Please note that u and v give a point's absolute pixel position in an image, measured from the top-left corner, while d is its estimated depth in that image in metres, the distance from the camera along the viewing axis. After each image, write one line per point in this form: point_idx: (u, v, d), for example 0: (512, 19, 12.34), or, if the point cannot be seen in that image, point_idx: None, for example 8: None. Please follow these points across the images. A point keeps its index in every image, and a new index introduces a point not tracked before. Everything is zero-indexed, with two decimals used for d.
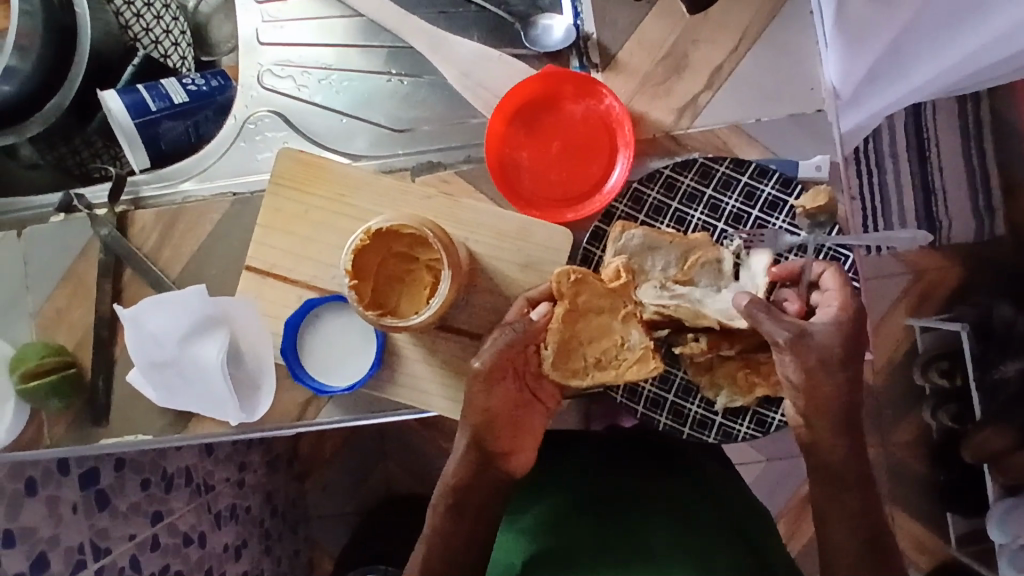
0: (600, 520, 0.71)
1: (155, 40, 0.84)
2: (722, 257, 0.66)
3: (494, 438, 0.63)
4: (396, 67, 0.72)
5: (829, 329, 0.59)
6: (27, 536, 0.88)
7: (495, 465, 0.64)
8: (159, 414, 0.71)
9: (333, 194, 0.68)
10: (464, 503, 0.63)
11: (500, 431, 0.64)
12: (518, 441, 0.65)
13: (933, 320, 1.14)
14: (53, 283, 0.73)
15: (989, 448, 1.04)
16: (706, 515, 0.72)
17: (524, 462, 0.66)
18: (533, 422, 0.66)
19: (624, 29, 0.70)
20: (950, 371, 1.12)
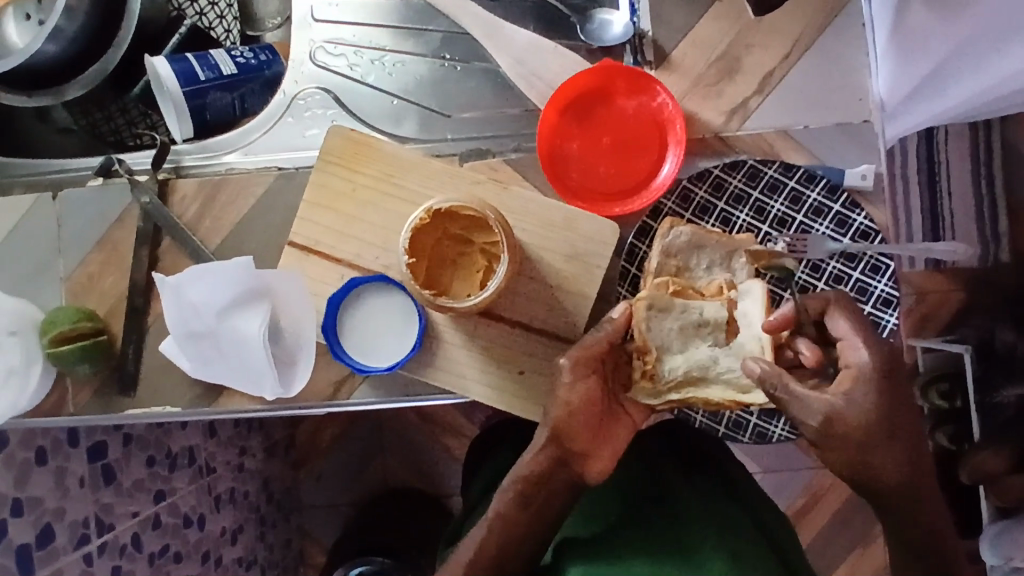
0: (632, 517, 0.71)
1: (200, 11, 0.84)
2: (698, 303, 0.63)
3: (573, 441, 0.62)
4: (449, 53, 0.72)
5: (857, 404, 0.55)
6: (35, 505, 0.86)
7: (570, 466, 0.63)
8: (188, 386, 0.70)
9: (382, 175, 0.68)
10: (532, 496, 0.64)
11: (577, 434, 0.62)
12: (598, 444, 0.64)
13: (939, 340, 1.16)
14: (87, 248, 0.72)
15: (985, 470, 1.08)
16: (737, 511, 0.71)
17: (598, 467, 0.64)
18: (616, 434, 0.64)
19: (679, 29, 0.71)
20: (950, 393, 1.14)
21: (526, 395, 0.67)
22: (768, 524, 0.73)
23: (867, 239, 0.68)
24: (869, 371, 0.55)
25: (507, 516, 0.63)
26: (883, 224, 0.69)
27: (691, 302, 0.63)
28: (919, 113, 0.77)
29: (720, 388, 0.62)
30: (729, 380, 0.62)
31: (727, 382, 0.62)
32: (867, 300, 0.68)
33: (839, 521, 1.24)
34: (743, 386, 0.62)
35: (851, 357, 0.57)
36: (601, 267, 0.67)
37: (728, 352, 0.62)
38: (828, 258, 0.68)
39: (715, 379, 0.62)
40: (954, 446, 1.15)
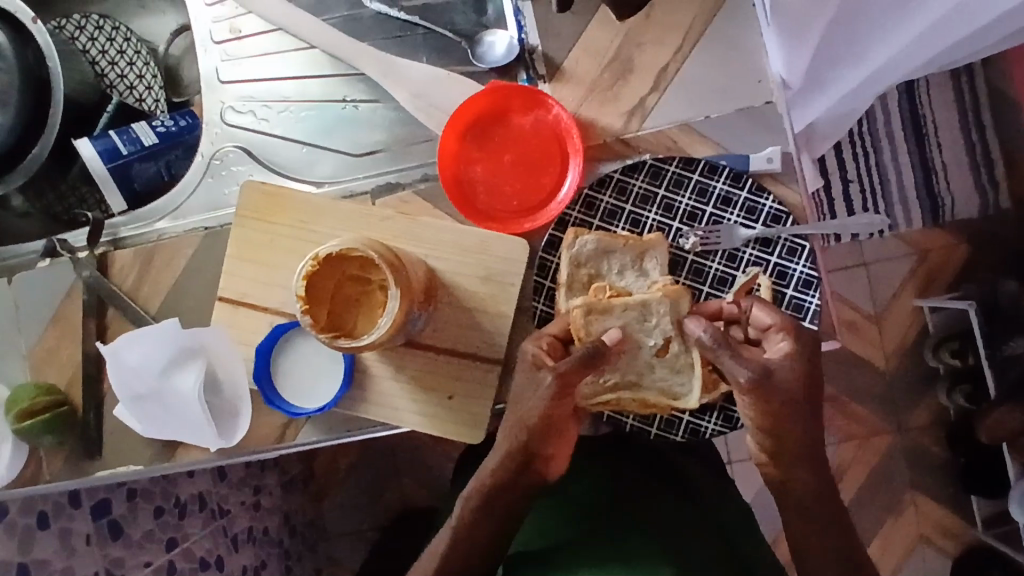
0: (581, 522, 0.72)
1: (130, 86, 0.89)
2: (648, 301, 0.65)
3: (543, 443, 0.63)
4: (352, 93, 0.75)
5: (783, 371, 0.57)
6: (41, 567, 0.93)
7: (537, 469, 0.65)
8: (147, 445, 0.74)
9: (296, 222, 0.70)
10: (492, 506, 0.65)
11: (550, 437, 0.63)
12: (561, 444, 0.65)
13: (938, 299, 1.13)
14: (43, 325, 0.77)
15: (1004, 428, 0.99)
16: (687, 511, 0.72)
17: (556, 467, 0.66)
18: (574, 436, 0.66)
19: (568, 38, 0.71)
20: (961, 350, 1.11)
21: (458, 419, 0.69)
22: (721, 519, 0.73)
23: (778, 222, 0.67)
24: (791, 348, 0.59)
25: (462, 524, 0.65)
26: (797, 206, 0.68)
27: (632, 301, 0.65)
28: (833, 61, 0.71)
29: (654, 392, 0.65)
30: (664, 387, 0.66)
31: (660, 388, 0.66)
32: (788, 284, 0.67)
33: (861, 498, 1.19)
34: (675, 393, 0.65)
35: (778, 338, 0.60)
36: (516, 284, 0.69)
37: (666, 361, 0.66)
38: (743, 245, 0.67)
39: (650, 384, 0.65)
40: (971, 406, 1.11)
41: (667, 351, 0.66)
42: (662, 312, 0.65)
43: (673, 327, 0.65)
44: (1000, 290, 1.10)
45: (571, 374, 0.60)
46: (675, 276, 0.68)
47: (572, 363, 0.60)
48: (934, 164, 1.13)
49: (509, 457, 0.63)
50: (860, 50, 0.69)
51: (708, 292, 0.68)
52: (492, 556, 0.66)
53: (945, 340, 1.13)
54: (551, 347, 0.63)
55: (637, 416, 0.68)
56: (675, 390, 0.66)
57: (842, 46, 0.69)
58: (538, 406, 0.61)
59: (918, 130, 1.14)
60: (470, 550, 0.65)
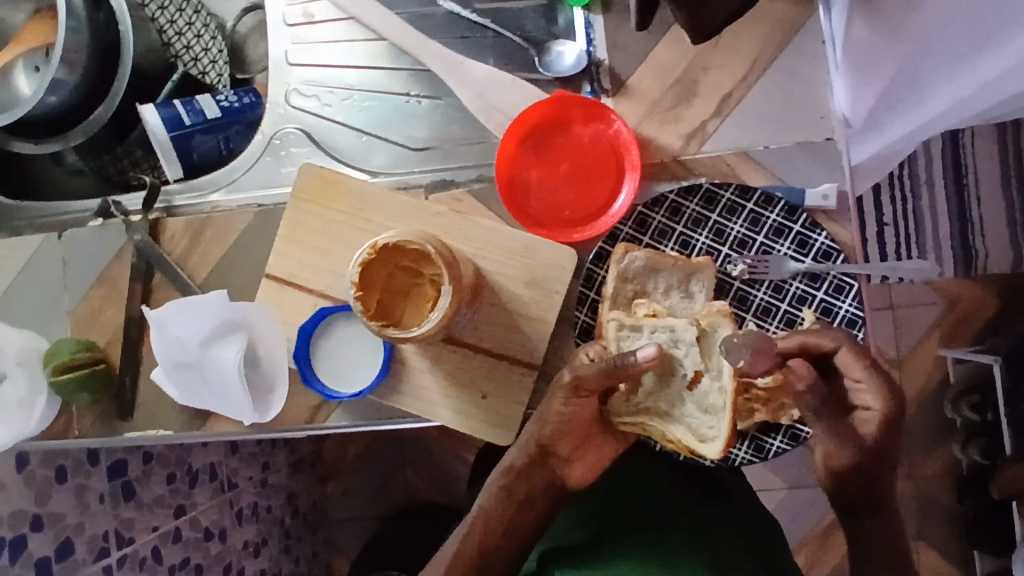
0: (612, 525, 0.73)
1: (195, 57, 0.89)
2: (677, 326, 0.64)
3: (558, 442, 0.65)
4: (416, 89, 0.75)
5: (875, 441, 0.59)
6: (56, 520, 0.93)
7: (552, 466, 0.67)
8: (179, 411, 0.75)
9: (350, 209, 0.71)
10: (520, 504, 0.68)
11: (565, 440, 0.65)
12: (582, 450, 0.67)
13: (965, 352, 1.13)
14: (89, 283, 0.78)
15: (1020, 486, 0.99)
16: (717, 521, 0.72)
17: (581, 470, 0.67)
18: (605, 446, 0.68)
19: (636, 56, 0.72)
20: (981, 405, 1.10)
21: (490, 420, 0.69)
22: (751, 533, 0.73)
23: (829, 259, 0.67)
24: (886, 415, 0.58)
25: (489, 512, 0.67)
26: (847, 243, 0.69)
27: (663, 322, 0.64)
28: (904, 123, 0.67)
29: (682, 430, 0.64)
30: (691, 424, 0.64)
31: (688, 425, 0.64)
32: (832, 321, 0.67)
33: None
34: (701, 434, 0.63)
35: (870, 396, 0.59)
36: (560, 292, 0.69)
37: (697, 395, 0.64)
38: (791, 278, 0.67)
39: (680, 418, 0.64)
40: (987, 461, 1.10)
41: (699, 387, 0.64)
42: (690, 341, 0.64)
43: (704, 358, 0.64)
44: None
45: (589, 380, 0.60)
46: (719, 302, 0.68)
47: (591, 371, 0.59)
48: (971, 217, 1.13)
49: (527, 451, 0.66)
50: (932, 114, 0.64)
51: (751, 320, 0.68)
52: (517, 547, 0.68)
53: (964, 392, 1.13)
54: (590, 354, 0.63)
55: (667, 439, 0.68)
56: (702, 430, 0.64)
57: (909, 103, 0.65)
58: (556, 404, 0.62)
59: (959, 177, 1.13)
60: (498, 540, 0.67)
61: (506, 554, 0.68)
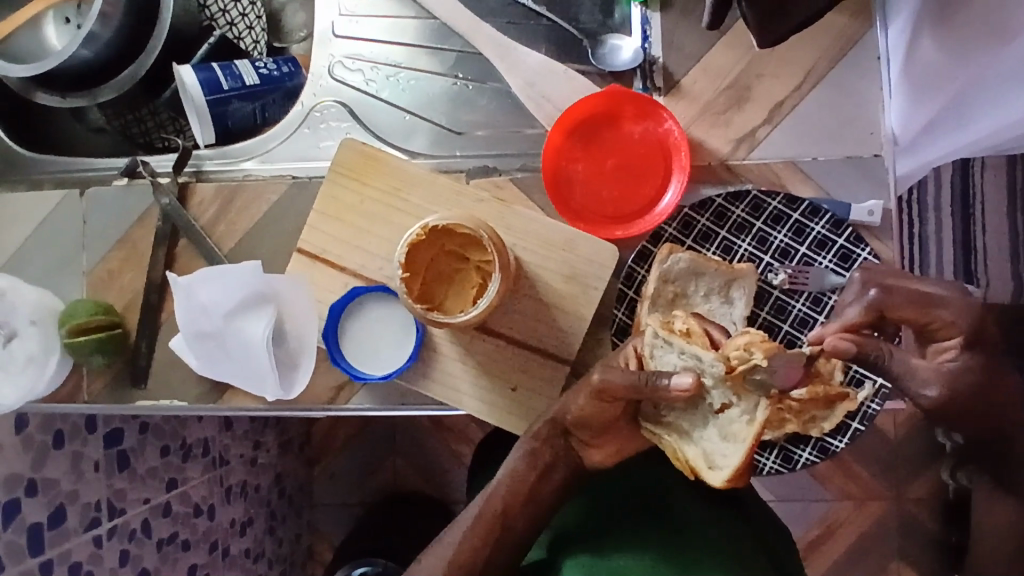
0: (633, 515, 0.69)
1: (231, 22, 0.86)
2: (704, 355, 0.56)
3: (588, 434, 0.64)
4: (463, 71, 0.74)
5: (965, 369, 0.60)
6: (50, 487, 0.90)
7: (573, 445, 0.65)
8: (195, 382, 0.73)
9: (390, 188, 0.70)
10: (537, 493, 0.65)
11: (590, 429, 0.63)
12: (604, 437, 0.65)
13: None
14: (109, 244, 0.76)
15: None
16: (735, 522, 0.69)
17: (598, 455, 0.66)
18: (631, 440, 0.66)
19: (691, 56, 0.71)
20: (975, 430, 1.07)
21: (517, 412, 0.69)
22: (769, 541, 0.70)
23: None
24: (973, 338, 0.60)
25: (514, 475, 0.65)
26: (889, 260, 0.68)
27: (692, 345, 0.57)
28: (947, 149, 0.69)
29: (697, 451, 0.59)
30: (705, 448, 0.58)
31: (705, 449, 0.58)
32: None
33: (854, 558, 1.21)
34: (712, 461, 0.58)
35: (942, 323, 0.60)
36: (598, 288, 0.68)
37: (721, 422, 0.58)
38: (830, 291, 0.67)
39: (699, 441, 0.59)
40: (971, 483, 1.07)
41: (725, 414, 0.57)
42: (718, 375, 0.56)
43: (733, 390, 0.56)
44: None
45: (615, 388, 0.59)
46: (757, 310, 0.68)
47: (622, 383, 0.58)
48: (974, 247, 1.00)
49: (554, 423, 0.64)
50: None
51: (787, 330, 0.68)
52: (526, 520, 0.65)
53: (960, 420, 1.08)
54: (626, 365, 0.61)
55: None
56: (715, 458, 0.58)
57: (955, 129, 0.67)
58: (579, 399, 0.62)
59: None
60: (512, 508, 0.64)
61: (519, 530, 0.65)
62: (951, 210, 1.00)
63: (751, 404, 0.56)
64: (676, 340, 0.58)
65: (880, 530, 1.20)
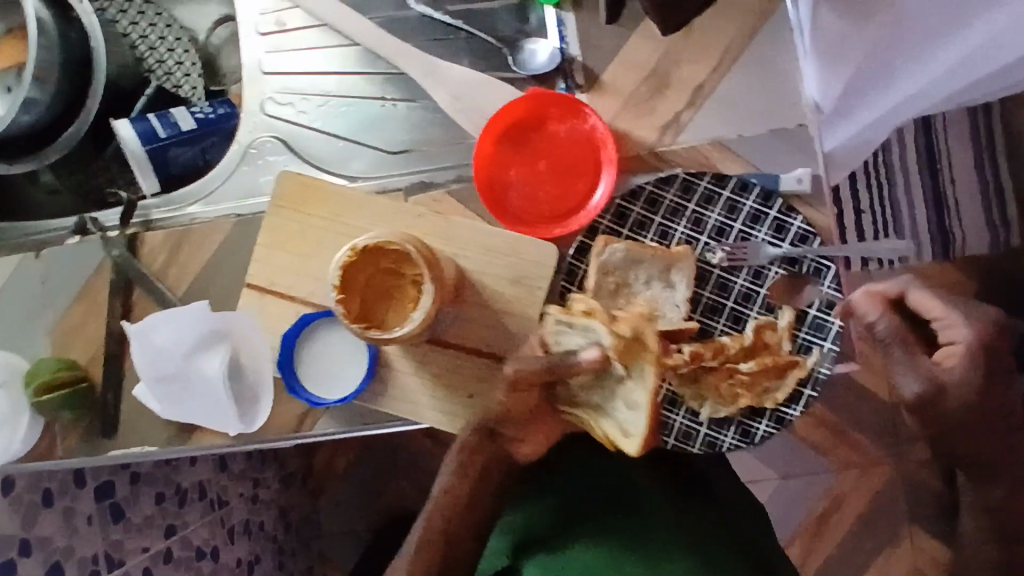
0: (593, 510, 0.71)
1: (168, 72, 0.89)
2: (598, 329, 0.64)
3: (513, 426, 0.65)
4: (390, 92, 0.76)
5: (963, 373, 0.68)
6: (44, 544, 0.92)
7: (505, 443, 0.66)
8: (163, 426, 0.74)
9: (329, 214, 0.71)
10: (477, 503, 0.66)
11: (519, 422, 0.65)
12: (533, 427, 0.66)
13: None
14: (67, 301, 0.77)
15: None
16: (697, 508, 0.71)
17: (530, 449, 0.66)
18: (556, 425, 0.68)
19: (608, 51, 0.72)
20: None
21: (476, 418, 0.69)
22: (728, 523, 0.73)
23: (805, 242, 0.68)
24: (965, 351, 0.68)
25: (451, 492, 0.65)
26: (823, 227, 0.70)
27: (590, 322, 0.64)
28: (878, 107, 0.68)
29: (612, 425, 0.66)
30: (619, 421, 0.66)
31: (620, 421, 0.66)
32: (812, 304, 0.68)
33: (862, 525, 1.20)
34: (625, 430, 0.65)
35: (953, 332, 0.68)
36: (542, 288, 0.69)
37: (625, 391, 0.66)
38: (770, 263, 0.68)
39: (614, 415, 0.66)
40: None
41: (626, 387, 0.66)
42: (608, 347, 0.64)
43: (629, 360, 0.65)
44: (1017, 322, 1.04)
45: (524, 377, 0.63)
46: (700, 290, 0.69)
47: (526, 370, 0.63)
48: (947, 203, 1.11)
49: (478, 426, 0.65)
50: (949, 62, 0.61)
51: (732, 307, 0.69)
52: (468, 532, 0.65)
53: None
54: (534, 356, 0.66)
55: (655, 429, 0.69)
56: (628, 428, 0.65)
57: (876, 85, 0.66)
58: (499, 394, 0.64)
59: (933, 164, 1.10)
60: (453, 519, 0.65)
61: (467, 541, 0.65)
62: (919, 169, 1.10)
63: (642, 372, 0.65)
64: (581, 320, 0.64)
65: (884, 495, 1.20)
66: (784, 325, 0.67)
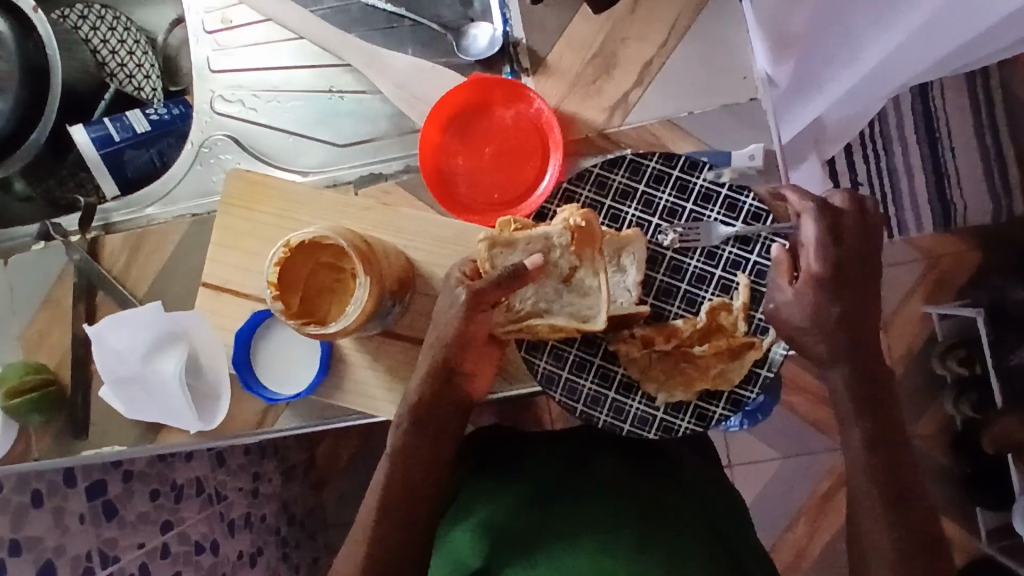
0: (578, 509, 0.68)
1: (129, 75, 0.92)
2: (551, 232, 0.64)
3: (464, 357, 0.63)
4: (337, 84, 0.75)
5: (804, 303, 0.58)
6: (34, 544, 0.94)
7: (460, 386, 0.64)
8: (131, 426, 0.76)
9: (278, 211, 0.71)
10: (434, 462, 0.63)
11: (467, 351, 0.63)
12: (482, 363, 0.65)
13: (948, 307, 1.10)
14: (34, 308, 0.78)
15: (1011, 437, 0.98)
16: (677, 502, 0.70)
17: (481, 387, 0.66)
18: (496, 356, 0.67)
19: (553, 31, 0.71)
20: (968, 358, 1.08)
21: None
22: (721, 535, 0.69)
23: (759, 220, 0.66)
24: (824, 272, 0.57)
25: (409, 447, 0.63)
26: None
27: (535, 233, 0.63)
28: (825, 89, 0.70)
29: (563, 317, 0.65)
30: (572, 310, 0.65)
31: (570, 312, 0.65)
32: (767, 283, 0.66)
33: None
34: (584, 315, 0.65)
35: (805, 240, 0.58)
36: None
37: (581, 282, 0.65)
38: (723, 244, 0.66)
39: (559, 310, 0.64)
40: (978, 415, 1.08)
41: (574, 281, 0.66)
42: (565, 244, 0.64)
43: (576, 255, 0.65)
44: (1008, 296, 1.07)
45: (489, 292, 0.60)
46: (652, 273, 0.67)
47: (489, 282, 0.60)
48: (946, 170, 1.10)
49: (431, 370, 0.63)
50: (904, 37, 0.62)
51: (686, 289, 0.67)
52: (427, 494, 0.62)
53: (951, 347, 1.11)
54: (468, 277, 0.63)
55: (610, 414, 0.68)
56: (584, 313, 0.65)
57: (842, 59, 0.67)
58: (455, 320, 0.61)
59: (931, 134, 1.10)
60: (405, 482, 0.62)
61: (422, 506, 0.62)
62: (918, 137, 1.10)
63: (595, 268, 0.65)
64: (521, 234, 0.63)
65: None
66: (738, 305, 0.65)
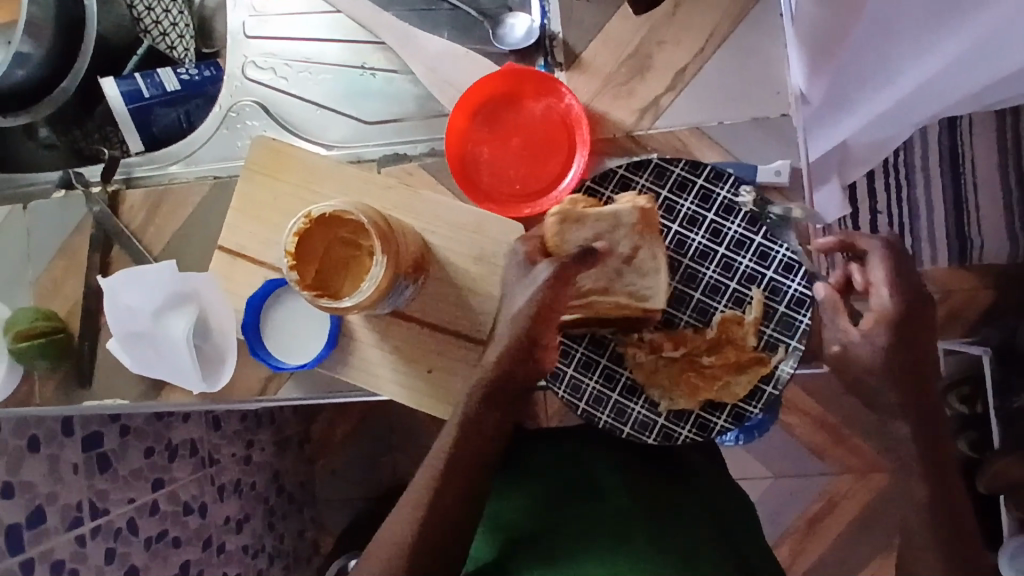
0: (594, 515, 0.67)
1: (162, 32, 0.88)
2: (620, 210, 0.64)
3: (545, 332, 0.58)
4: (371, 61, 0.75)
5: (865, 341, 0.62)
6: (27, 489, 0.93)
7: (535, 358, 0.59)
8: (135, 381, 0.76)
9: (301, 182, 0.71)
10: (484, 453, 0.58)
11: (548, 326, 0.58)
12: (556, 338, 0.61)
13: (955, 343, 1.10)
14: (51, 255, 0.79)
15: (1006, 479, 0.98)
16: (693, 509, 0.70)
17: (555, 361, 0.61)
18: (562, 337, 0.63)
19: (590, 28, 0.71)
20: (970, 397, 1.09)
21: (435, 394, 0.69)
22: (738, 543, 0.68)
23: (777, 238, 0.66)
24: (889, 316, 0.62)
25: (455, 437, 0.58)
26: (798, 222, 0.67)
27: (604, 210, 0.64)
28: (861, 114, 0.70)
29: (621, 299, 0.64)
30: (631, 293, 0.64)
31: (629, 293, 0.64)
32: (780, 301, 0.65)
33: (854, 530, 1.18)
34: (643, 297, 0.64)
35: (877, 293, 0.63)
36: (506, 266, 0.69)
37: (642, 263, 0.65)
38: (740, 255, 0.66)
39: (619, 290, 0.64)
40: (975, 455, 1.08)
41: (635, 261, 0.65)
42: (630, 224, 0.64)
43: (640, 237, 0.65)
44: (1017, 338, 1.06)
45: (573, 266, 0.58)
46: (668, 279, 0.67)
47: (571, 256, 0.59)
48: (967, 205, 1.09)
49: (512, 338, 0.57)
50: (941, 65, 0.61)
51: (699, 298, 0.67)
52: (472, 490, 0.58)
53: (955, 383, 1.11)
54: (536, 250, 0.62)
55: (611, 415, 0.67)
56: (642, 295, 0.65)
57: (878, 85, 0.66)
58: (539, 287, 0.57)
59: (956, 167, 1.09)
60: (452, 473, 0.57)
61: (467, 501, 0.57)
62: (942, 169, 1.09)
63: (654, 249, 0.65)
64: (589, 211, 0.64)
65: (879, 502, 1.18)
66: (750, 319, 0.65)
